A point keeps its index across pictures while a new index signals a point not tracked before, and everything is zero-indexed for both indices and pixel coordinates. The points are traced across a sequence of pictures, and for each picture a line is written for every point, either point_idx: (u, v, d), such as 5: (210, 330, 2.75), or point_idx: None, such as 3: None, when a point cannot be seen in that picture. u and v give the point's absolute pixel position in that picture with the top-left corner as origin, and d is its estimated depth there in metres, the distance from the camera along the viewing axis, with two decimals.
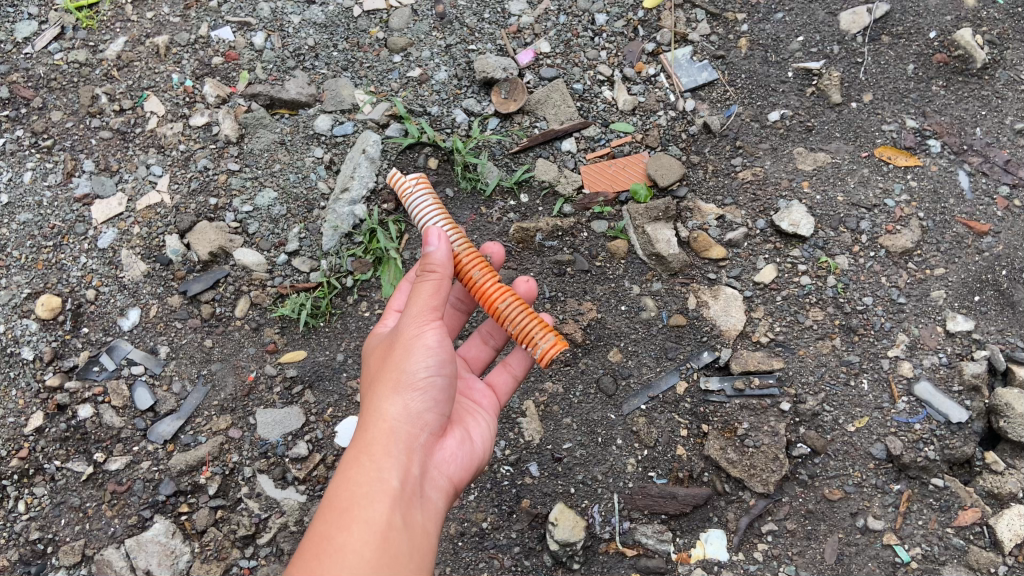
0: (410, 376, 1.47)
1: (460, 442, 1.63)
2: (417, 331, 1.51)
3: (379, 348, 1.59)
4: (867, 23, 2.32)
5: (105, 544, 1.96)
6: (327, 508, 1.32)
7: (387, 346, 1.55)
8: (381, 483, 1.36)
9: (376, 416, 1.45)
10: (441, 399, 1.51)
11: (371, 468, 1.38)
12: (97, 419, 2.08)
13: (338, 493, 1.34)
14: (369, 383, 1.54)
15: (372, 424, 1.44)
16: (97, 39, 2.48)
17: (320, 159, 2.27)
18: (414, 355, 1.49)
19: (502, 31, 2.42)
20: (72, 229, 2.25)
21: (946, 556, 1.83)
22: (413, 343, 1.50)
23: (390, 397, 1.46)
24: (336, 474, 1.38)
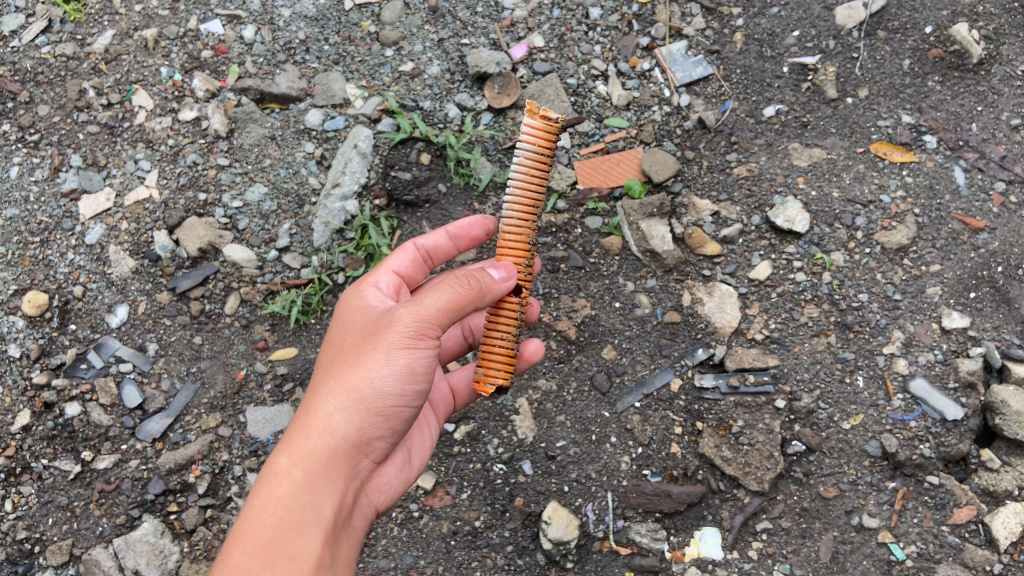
0: (377, 398, 1.43)
1: (401, 458, 1.65)
2: (405, 349, 1.43)
3: (359, 332, 1.51)
4: (864, 18, 2.29)
5: (93, 544, 1.99)
6: (254, 526, 1.34)
7: (369, 338, 1.46)
8: (313, 512, 1.38)
9: (328, 428, 1.43)
10: (399, 426, 1.50)
11: (308, 492, 1.39)
12: (85, 417, 2.06)
13: (268, 512, 1.36)
14: (335, 370, 1.48)
15: (321, 435, 1.43)
16: (85, 32, 2.42)
17: (311, 154, 2.24)
18: (390, 381, 1.43)
19: (495, 25, 2.36)
20: (59, 224, 2.22)
21: (941, 555, 1.84)
22: (394, 361, 1.43)
23: (349, 414, 1.43)
24: (272, 481, 1.39)
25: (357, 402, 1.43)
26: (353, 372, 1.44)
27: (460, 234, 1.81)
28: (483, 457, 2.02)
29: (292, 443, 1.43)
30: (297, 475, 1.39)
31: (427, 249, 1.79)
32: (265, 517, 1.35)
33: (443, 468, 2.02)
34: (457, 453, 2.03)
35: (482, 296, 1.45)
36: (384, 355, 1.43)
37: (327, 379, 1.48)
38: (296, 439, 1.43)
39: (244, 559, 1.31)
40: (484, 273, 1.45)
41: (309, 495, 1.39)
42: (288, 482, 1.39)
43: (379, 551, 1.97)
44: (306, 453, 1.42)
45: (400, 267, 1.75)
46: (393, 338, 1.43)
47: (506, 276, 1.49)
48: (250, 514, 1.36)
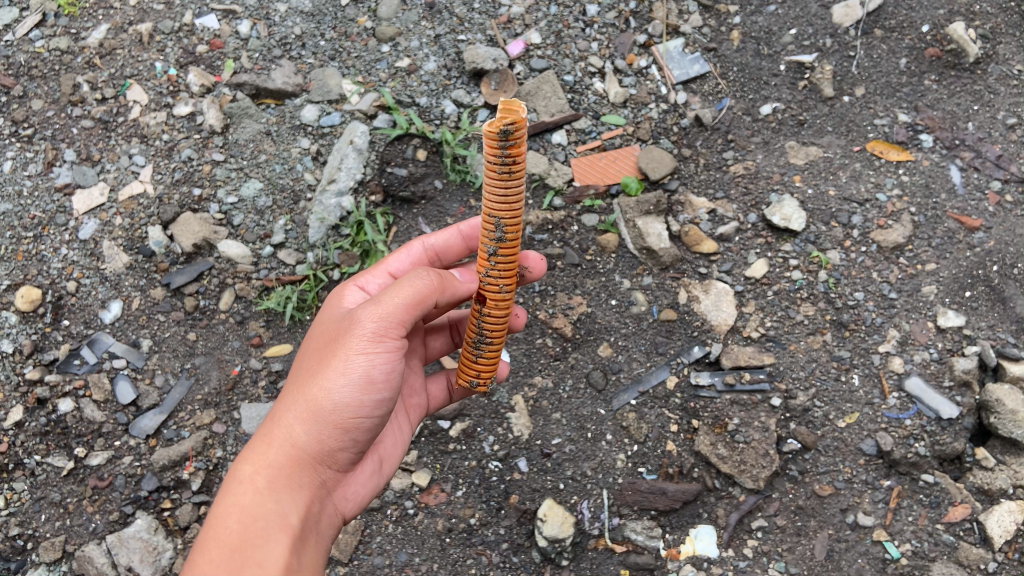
0: (337, 405, 1.41)
1: (371, 468, 1.63)
2: (363, 353, 1.41)
3: (323, 339, 1.50)
4: (860, 17, 2.29)
5: (86, 540, 1.98)
6: (218, 534, 1.30)
7: (330, 344, 1.45)
8: (278, 518, 1.35)
9: (291, 435, 1.41)
10: (361, 435, 1.47)
11: (271, 499, 1.36)
12: (78, 413, 2.05)
13: (232, 520, 1.32)
14: (299, 378, 1.47)
15: (283, 442, 1.41)
16: (79, 26, 2.40)
17: (307, 149, 2.23)
18: (353, 384, 1.41)
19: (492, 22, 2.35)
20: (53, 219, 2.20)
21: (936, 553, 1.84)
22: (353, 366, 1.41)
23: (311, 421, 1.41)
24: (235, 489, 1.36)
25: (317, 408, 1.41)
26: (315, 379, 1.42)
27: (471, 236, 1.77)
28: (478, 454, 2.01)
29: (257, 452, 1.41)
30: (261, 482, 1.37)
31: (435, 250, 1.75)
32: (229, 524, 1.31)
33: (438, 465, 2.01)
34: (452, 450, 2.02)
35: (444, 289, 1.49)
36: (343, 360, 1.41)
37: (291, 388, 1.46)
38: (259, 447, 1.41)
39: (209, 567, 1.25)
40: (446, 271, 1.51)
41: (273, 502, 1.36)
42: (252, 489, 1.36)
43: (373, 548, 1.97)
44: (270, 460, 1.40)
45: (397, 267, 1.72)
46: (352, 342, 1.41)
47: (469, 280, 1.57)
48: (214, 522, 1.32)
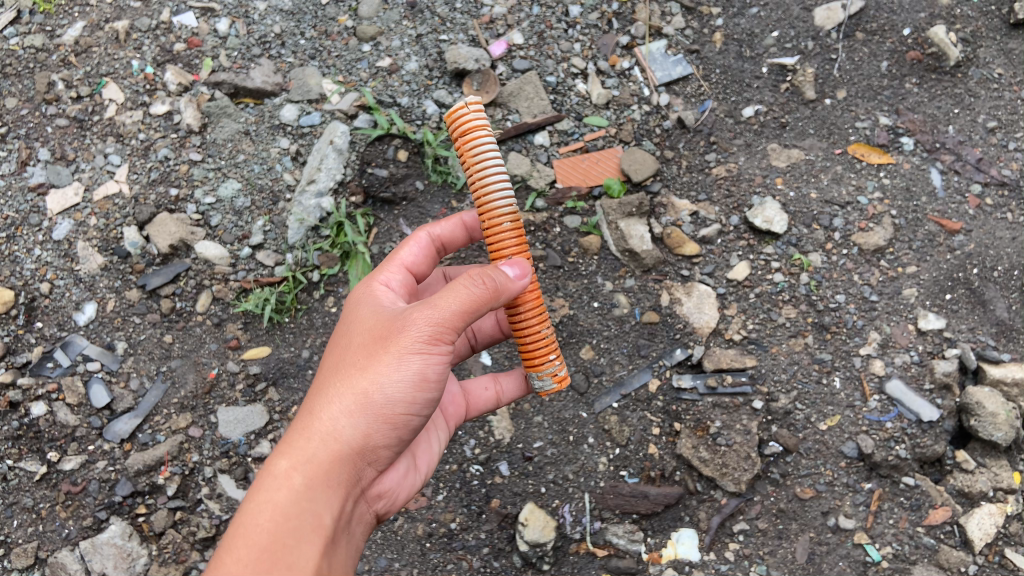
0: (387, 404, 1.38)
1: (407, 465, 1.60)
2: (417, 354, 1.38)
3: (365, 330, 1.45)
4: (842, 19, 2.29)
5: (59, 546, 1.95)
6: (249, 531, 1.28)
7: (378, 340, 1.41)
8: (312, 519, 1.32)
9: (334, 432, 1.37)
10: (406, 434, 1.45)
11: (307, 499, 1.33)
12: (51, 417, 2.02)
13: (264, 517, 1.30)
14: (341, 370, 1.42)
15: (324, 440, 1.37)
16: (54, 23, 2.36)
17: (286, 149, 2.21)
18: (402, 383, 1.38)
19: (474, 22, 2.33)
20: (26, 220, 2.16)
21: (917, 556, 1.85)
22: (406, 366, 1.38)
23: (356, 418, 1.38)
24: (269, 485, 1.33)
25: (365, 407, 1.37)
26: (364, 374, 1.39)
27: (472, 225, 1.77)
28: (460, 458, 1.99)
29: (293, 447, 1.37)
30: (298, 480, 1.34)
31: (440, 240, 1.74)
32: (260, 521, 1.29)
33: None
34: None
35: (498, 295, 1.39)
36: (395, 359, 1.38)
37: (332, 380, 1.42)
38: (297, 442, 1.37)
39: (239, 567, 1.24)
40: (498, 272, 1.40)
41: (308, 501, 1.33)
42: (287, 487, 1.33)
43: None
44: (308, 458, 1.36)
45: (411, 260, 1.67)
46: (406, 343, 1.37)
47: (520, 273, 1.43)
48: (245, 517, 1.30)
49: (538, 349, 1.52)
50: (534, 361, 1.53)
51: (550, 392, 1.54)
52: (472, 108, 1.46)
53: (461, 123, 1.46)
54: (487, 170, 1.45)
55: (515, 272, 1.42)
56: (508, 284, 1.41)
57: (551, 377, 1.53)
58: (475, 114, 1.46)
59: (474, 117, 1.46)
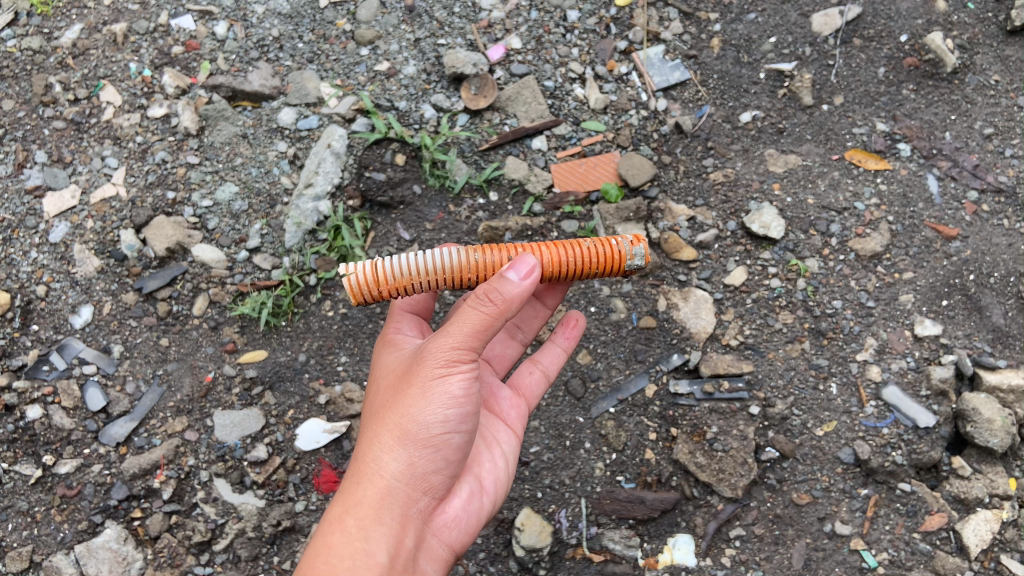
0: (421, 431, 1.42)
1: (471, 488, 1.59)
2: (439, 378, 1.42)
3: (395, 374, 1.52)
4: (839, 25, 2.30)
5: (54, 550, 1.95)
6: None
7: (405, 378, 1.47)
8: (366, 557, 1.34)
9: (377, 470, 1.42)
10: (451, 455, 1.47)
11: (358, 537, 1.36)
12: (46, 420, 2.01)
13: (321, 562, 1.34)
14: (379, 414, 1.48)
15: (370, 480, 1.42)
16: (52, 25, 2.35)
17: (284, 153, 2.20)
18: (432, 407, 1.42)
19: (472, 26, 2.34)
20: (23, 222, 2.16)
21: (913, 562, 1.86)
22: (432, 392, 1.42)
23: (396, 452, 1.42)
24: (324, 533, 1.38)
25: (402, 438, 1.42)
26: (395, 411, 1.44)
27: None
28: None
29: (345, 495, 1.42)
30: (350, 523, 1.38)
31: None
32: (317, 567, 1.33)
33: None
34: None
35: (508, 308, 1.38)
36: (421, 389, 1.42)
37: (371, 425, 1.49)
38: (347, 490, 1.43)
39: None
40: (496, 281, 1.38)
41: (361, 541, 1.36)
42: (341, 530, 1.37)
43: None
44: (357, 500, 1.40)
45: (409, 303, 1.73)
46: (427, 371, 1.42)
47: (524, 274, 1.40)
48: (304, 568, 1.35)
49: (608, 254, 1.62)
50: (615, 261, 1.63)
51: (649, 251, 1.64)
52: (349, 271, 1.56)
53: (360, 282, 1.56)
54: (415, 265, 1.57)
55: (521, 274, 1.39)
56: (507, 290, 1.38)
57: (637, 251, 1.64)
58: (358, 272, 1.56)
59: (358, 267, 1.56)
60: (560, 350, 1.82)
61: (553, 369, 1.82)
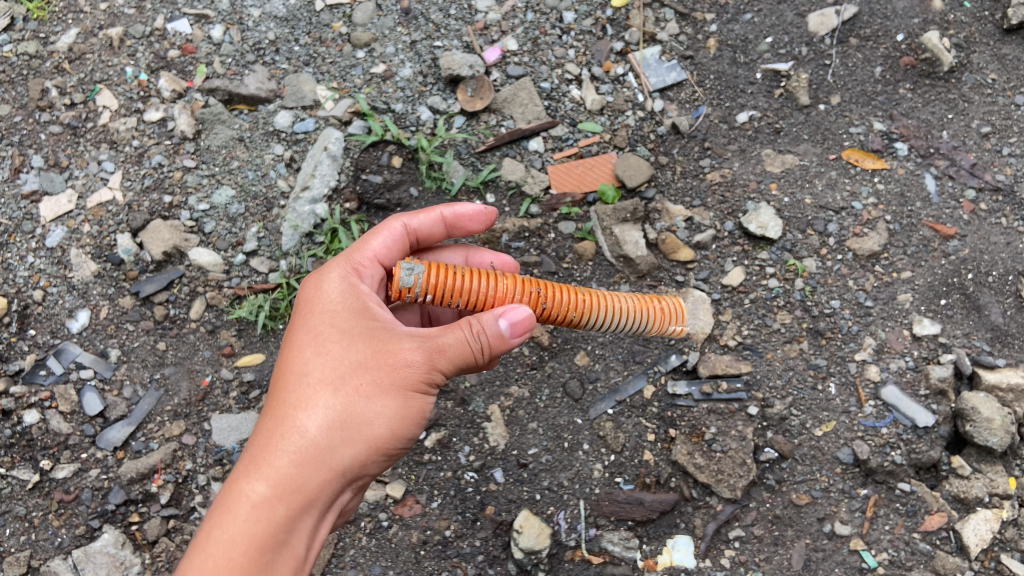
0: (380, 441, 1.45)
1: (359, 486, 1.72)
2: (416, 394, 1.46)
3: (358, 348, 1.47)
4: (835, 25, 2.29)
5: (51, 555, 1.94)
6: (221, 564, 1.32)
7: (379, 369, 1.45)
8: (289, 553, 1.39)
9: (325, 462, 1.42)
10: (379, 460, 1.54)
11: (288, 529, 1.38)
12: (43, 425, 2.01)
13: (240, 548, 1.34)
14: (336, 393, 1.44)
15: (314, 469, 1.41)
16: (48, 30, 2.35)
17: (280, 156, 2.20)
18: (395, 419, 1.46)
19: (468, 28, 2.33)
20: (19, 227, 2.16)
21: (913, 562, 1.85)
22: (405, 404, 1.46)
23: (351, 452, 1.43)
24: (250, 511, 1.36)
25: (363, 441, 1.44)
26: (362, 408, 1.44)
27: (452, 224, 1.72)
28: (454, 465, 1.98)
29: (278, 474, 1.39)
30: (281, 510, 1.38)
31: (415, 232, 1.70)
32: (236, 551, 1.33)
33: (413, 476, 1.98)
34: (427, 461, 1.99)
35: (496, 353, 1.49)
36: (397, 398, 1.45)
37: (322, 400, 1.44)
38: (283, 470, 1.40)
39: None
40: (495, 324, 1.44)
41: (289, 534, 1.39)
42: (269, 516, 1.37)
43: (347, 561, 1.94)
44: (295, 488, 1.39)
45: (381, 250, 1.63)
46: (407, 383, 1.45)
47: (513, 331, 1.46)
48: (221, 543, 1.33)
49: (453, 275, 1.57)
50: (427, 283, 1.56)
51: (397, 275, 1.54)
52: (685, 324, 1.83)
53: (678, 316, 1.81)
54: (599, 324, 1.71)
55: (514, 327, 1.45)
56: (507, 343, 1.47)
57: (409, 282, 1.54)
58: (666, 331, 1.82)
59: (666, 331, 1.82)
60: None
61: None
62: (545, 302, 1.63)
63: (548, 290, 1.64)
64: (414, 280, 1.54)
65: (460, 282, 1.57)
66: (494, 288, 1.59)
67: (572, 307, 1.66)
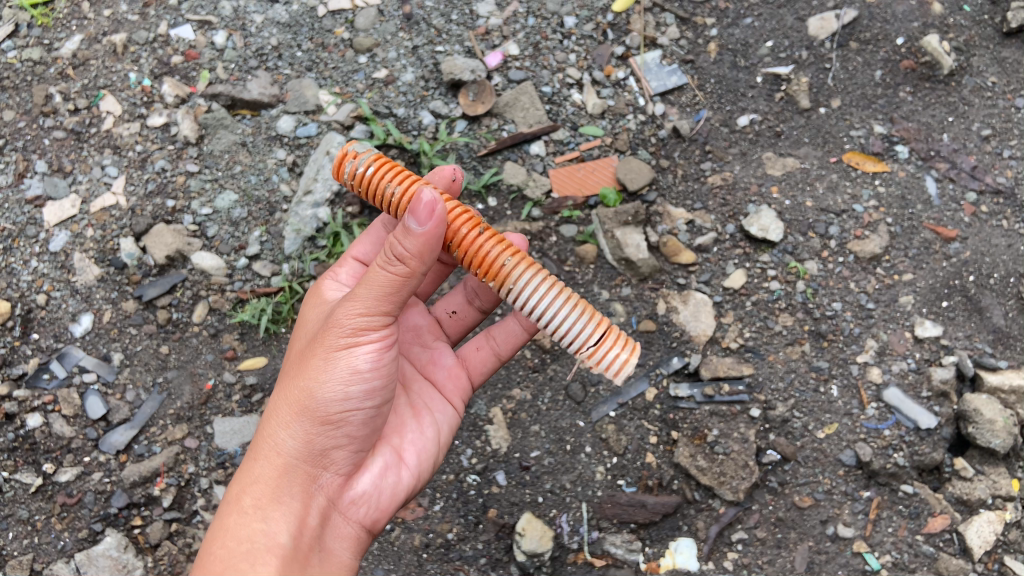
0: (319, 407, 1.45)
1: (387, 462, 1.59)
2: (344, 349, 1.43)
3: (307, 339, 1.56)
4: (835, 29, 2.29)
5: (54, 559, 1.96)
6: (204, 562, 1.42)
7: (312, 346, 1.49)
8: (264, 539, 1.41)
9: (278, 448, 1.48)
10: (354, 430, 1.50)
11: (257, 518, 1.44)
12: (46, 429, 2.01)
13: (219, 546, 1.42)
14: (285, 382, 1.53)
15: (272, 458, 1.48)
16: (52, 36, 2.35)
17: (283, 160, 2.21)
18: (332, 378, 1.44)
19: (469, 33, 2.34)
20: (23, 232, 2.16)
21: (916, 564, 1.86)
22: (336, 362, 1.44)
23: (293, 427, 1.47)
24: (226, 513, 1.46)
25: (300, 414, 1.46)
26: (298, 384, 1.47)
27: None
28: (456, 468, 1.98)
29: (246, 472, 1.50)
30: (248, 503, 1.45)
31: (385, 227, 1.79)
32: (215, 550, 1.42)
33: None
34: None
35: (416, 262, 1.35)
36: (325, 359, 1.44)
37: (279, 394, 1.53)
38: (248, 467, 1.50)
39: None
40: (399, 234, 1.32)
41: (261, 523, 1.43)
42: (239, 510, 1.45)
43: None
44: (256, 478, 1.48)
45: (363, 254, 1.78)
46: (332, 343, 1.44)
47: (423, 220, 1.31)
48: (207, 545, 1.44)
49: (404, 172, 1.59)
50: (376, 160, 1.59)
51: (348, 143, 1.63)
52: (635, 354, 1.56)
53: (627, 344, 1.57)
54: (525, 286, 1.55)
55: (418, 223, 1.31)
56: (409, 248, 1.32)
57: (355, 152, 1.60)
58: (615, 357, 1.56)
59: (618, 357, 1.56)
60: (516, 326, 1.75)
61: (503, 351, 1.78)
62: (480, 234, 1.55)
63: (489, 231, 1.57)
64: (365, 154, 1.60)
65: (408, 178, 1.58)
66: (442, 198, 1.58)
67: (502, 249, 1.55)
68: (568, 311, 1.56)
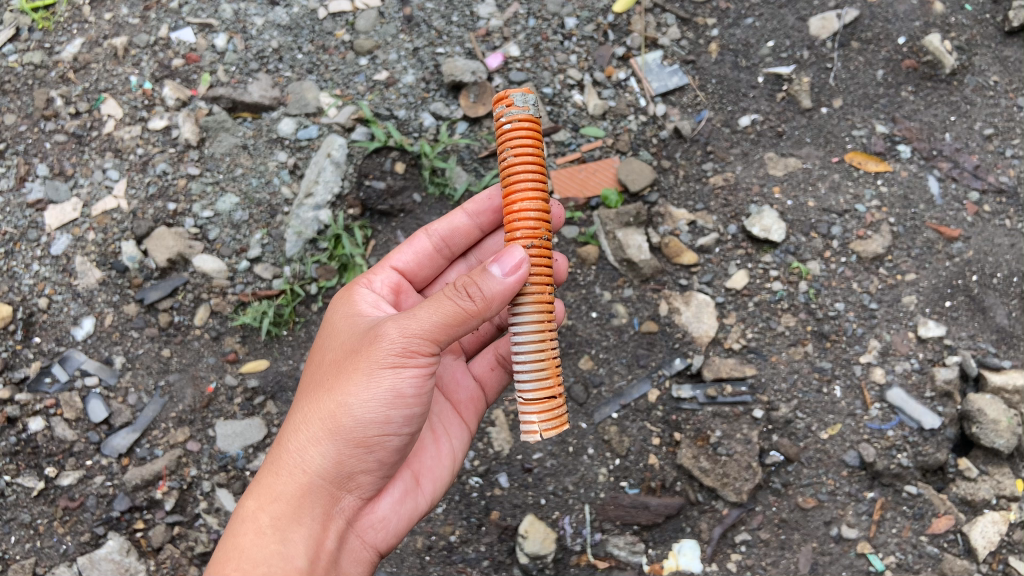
0: (355, 430, 1.41)
1: (405, 488, 1.59)
2: (387, 371, 1.39)
3: (341, 349, 1.51)
4: (837, 29, 2.28)
5: (57, 562, 1.96)
6: None
7: (350, 360, 1.45)
8: (281, 563, 1.39)
9: (302, 466, 1.44)
10: (384, 457, 1.48)
11: (275, 539, 1.41)
12: (48, 432, 2.01)
13: (232, 565, 1.39)
14: (314, 395, 1.49)
15: (294, 474, 1.44)
16: (52, 40, 2.35)
17: (284, 163, 2.21)
18: (370, 401, 1.40)
19: (470, 35, 2.34)
20: (24, 235, 2.16)
21: (920, 565, 1.85)
22: (376, 383, 1.39)
23: (323, 447, 1.43)
24: (240, 529, 1.43)
25: (333, 435, 1.42)
26: (333, 399, 1.43)
27: (476, 215, 1.79)
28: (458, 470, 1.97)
29: (264, 488, 1.46)
30: (265, 522, 1.42)
31: (439, 237, 1.79)
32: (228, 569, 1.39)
33: None
34: None
35: (487, 306, 1.32)
36: (365, 378, 1.40)
37: (306, 407, 1.49)
38: (267, 483, 1.46)
39: None
40: (484, 278, 1.31)
41: (279, 545, 1.41)
42: (255, 527, 1.42)
43: None
44: (276, 495, 1.44)
45: (402, 262, 1.77)
46: (374, 362, 1.39)
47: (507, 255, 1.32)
48: (220, 560, 1.41)
49: (536, 149, 1.44)
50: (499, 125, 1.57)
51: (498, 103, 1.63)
52: (545, 434, 1.42)
53: (550, 423, 1.42)
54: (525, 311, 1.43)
55: (505, 269, 1.32)
56: (487, 285, 1.30)
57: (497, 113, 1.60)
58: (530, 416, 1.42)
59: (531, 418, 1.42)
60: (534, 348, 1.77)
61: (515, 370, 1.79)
62: (527, 242, 1.42)
63: (539, 247, 1.43)
64: (521, 108, 1.42)
65: (533, 156, 1.43)
66: (534, 185, 1.44)
67: (533, 267, 1.42)
68: (532, 362, 1.42)
